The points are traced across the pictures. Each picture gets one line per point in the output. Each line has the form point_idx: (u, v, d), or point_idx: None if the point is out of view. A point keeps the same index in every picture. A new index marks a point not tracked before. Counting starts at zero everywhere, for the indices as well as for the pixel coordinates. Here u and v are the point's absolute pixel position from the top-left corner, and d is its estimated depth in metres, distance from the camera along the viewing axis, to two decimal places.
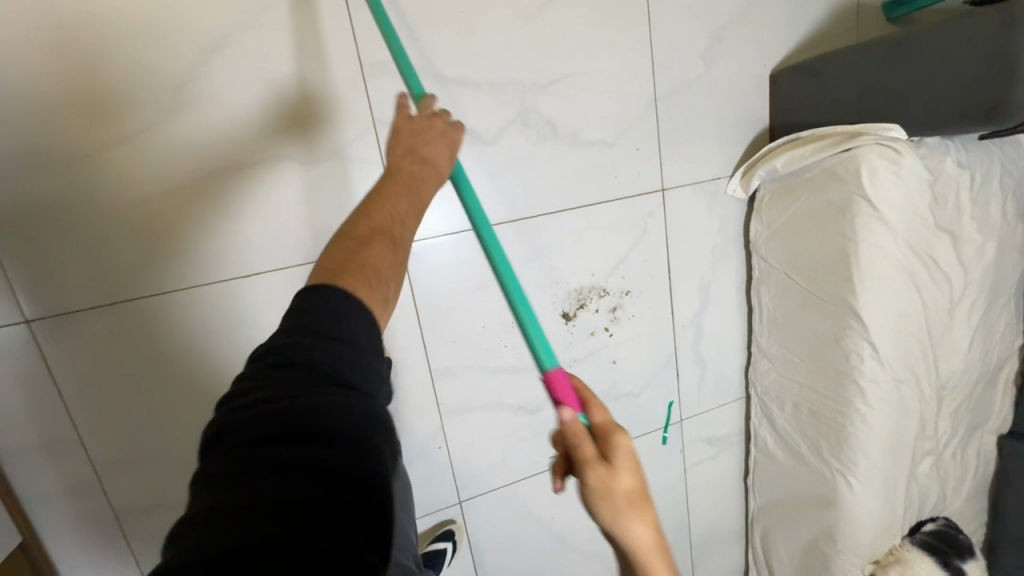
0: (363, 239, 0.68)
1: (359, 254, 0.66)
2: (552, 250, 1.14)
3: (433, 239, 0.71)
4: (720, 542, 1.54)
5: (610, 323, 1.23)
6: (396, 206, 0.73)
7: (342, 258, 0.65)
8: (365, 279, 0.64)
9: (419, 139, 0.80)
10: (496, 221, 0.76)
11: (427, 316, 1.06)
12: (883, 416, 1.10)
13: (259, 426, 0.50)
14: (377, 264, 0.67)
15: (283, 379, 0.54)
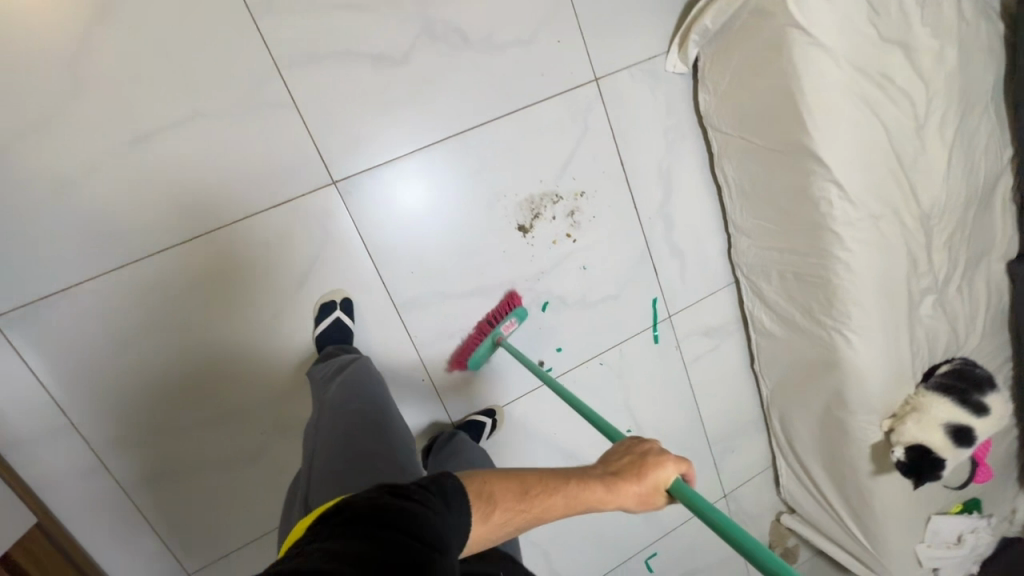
0: (504, 473, 0.63)
1: (510, 500, 0.60)
2: (492, 164, 1.12)
3: (563, 488, 0.61)
4: (740, 435, 1.51)
5: (572, 228, 1.20)
6: (553, 507, 0.61)
7: (498, 486, 0.61)
8: (476, 496, 0.59)
9: (637, 459, 0.65)
10: (652, 476, 0.63)
11: (379, 252, 1.07)
12: (868, 259, 1.04)
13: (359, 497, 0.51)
14: (527, 481, 0.62)
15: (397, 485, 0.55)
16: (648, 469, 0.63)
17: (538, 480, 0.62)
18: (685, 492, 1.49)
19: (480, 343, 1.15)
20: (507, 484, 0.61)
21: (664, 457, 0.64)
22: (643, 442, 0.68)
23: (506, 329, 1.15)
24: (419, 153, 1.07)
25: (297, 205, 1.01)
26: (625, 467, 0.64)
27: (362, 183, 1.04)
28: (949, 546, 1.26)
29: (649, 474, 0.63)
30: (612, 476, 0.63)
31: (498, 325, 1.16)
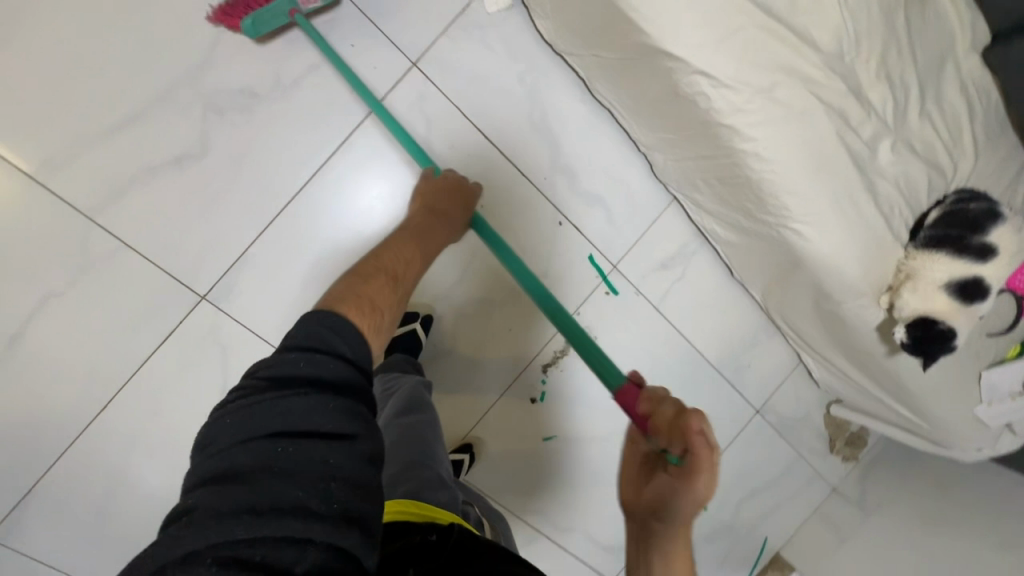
0: (369, 275, 0.72)
1: (367, 306, 0.66)
2: (346, 205, 1.03)
3: (406, 238, 0.82)
4: (751, 347, 1.36)
5: (464, 231, 1.12)
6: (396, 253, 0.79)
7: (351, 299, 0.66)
8: (363, 306, 0.66)
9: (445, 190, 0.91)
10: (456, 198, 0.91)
11: (278, 339, 1.05)
12: (780, 139, 0.85)
13: (288, 450, 0.50)
14: (385, 272, 0.74)
15: (309, 398, 0.53)
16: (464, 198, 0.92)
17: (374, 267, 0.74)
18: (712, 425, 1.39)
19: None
20: (408, 278, 0.78)
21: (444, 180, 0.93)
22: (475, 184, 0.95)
23: (307, 1, 0.90)
24: (266, 229, 1.00)
25: (180, 333, 1.00)
26: (442, 203, 0.90)
27: (230, 285, 1.01)
28: (1016, 395, 1.07)
29: (464, 194, 0.92)
30: (444, 199, 0.90)
31: None
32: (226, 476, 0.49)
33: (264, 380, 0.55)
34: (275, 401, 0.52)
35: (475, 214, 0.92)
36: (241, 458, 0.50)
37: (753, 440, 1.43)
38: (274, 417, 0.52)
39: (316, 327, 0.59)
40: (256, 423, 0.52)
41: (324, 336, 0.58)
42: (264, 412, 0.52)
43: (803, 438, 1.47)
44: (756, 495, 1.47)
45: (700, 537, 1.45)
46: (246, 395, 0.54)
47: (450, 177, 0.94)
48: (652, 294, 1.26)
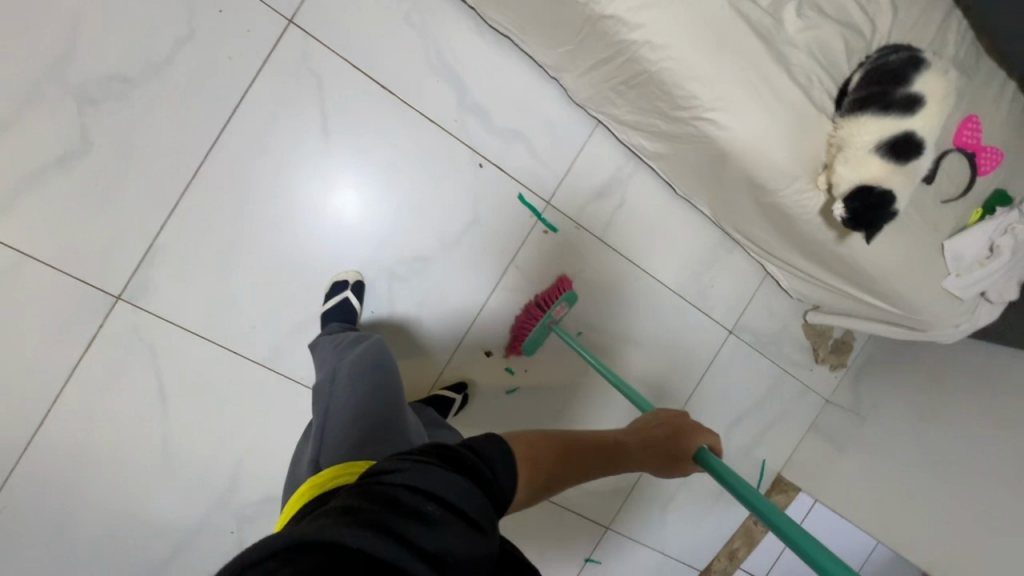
0: (565, 446, 0.55)
1: (559, 458, 0.54)
2: (251, 180, 1.00)
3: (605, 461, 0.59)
4: (710, 266, 1.31)
5: (379, 188, 1.06)
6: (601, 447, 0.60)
7: (538, 443, 0.53)
8: (537, 464, 0.50)
9: (673, 429, 0.70)
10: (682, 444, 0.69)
11: (207, 330, 1.02)
12: (670, 22, 0.79)
13: (436, 519, 0.38)
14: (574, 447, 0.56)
15: (482, 492, 0.42)
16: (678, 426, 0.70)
17: (599, 439, 0.60)
18: (685, 353, 1.34)
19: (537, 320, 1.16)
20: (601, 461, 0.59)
21: (690, 432, 0.70)
22: (706, 432, 0.71)
23: (557, 313, 1.16)
24: (171, 218, 0.97)
25: (103, 338, 0.97)
26: (670, 441, 0.68)
27: (146, 281, 0.98)
28: (983, 261, 1.01)
29: (685, 447, 0.69)
30: (671, 439, 0.68)
31: (551, 309, 1.16)
32: (365, 506, 0.37)
33: (444, 450, 0.44)
34: (449, 476, 0.41)
35: (701, 449, 0.71)
36: (405, 505, 0.37)
37: (732, 362, 1.38)
38: (456, 486, 0.40)
39: (495, 442, 0.48)
40: (434, 479, 0.40)
41: (497, 458, 0.46)
42: (443, 468, 0.42)
43: (783, 353, 1.42)
44: (745, 419, 1.43)
45: (693, 470, 1.40)
46: (438, 452, 0.44)
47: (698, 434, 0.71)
48: (595, 226, 1.21)
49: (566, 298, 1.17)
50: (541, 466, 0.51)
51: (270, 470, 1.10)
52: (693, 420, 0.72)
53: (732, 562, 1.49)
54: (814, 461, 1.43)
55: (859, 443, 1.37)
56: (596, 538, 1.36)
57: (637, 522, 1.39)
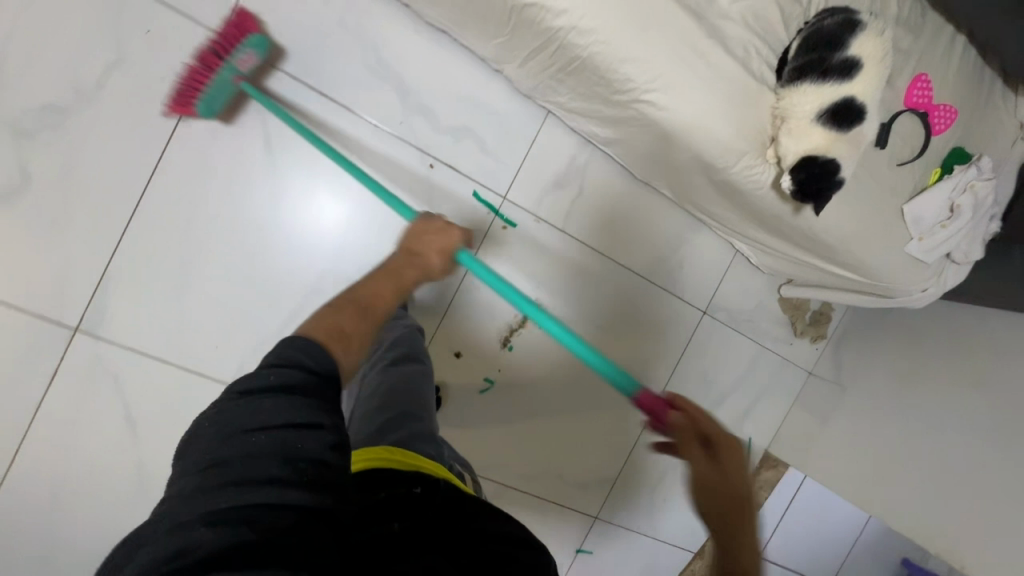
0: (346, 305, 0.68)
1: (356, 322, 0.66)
2: (198, 200, 0.99)
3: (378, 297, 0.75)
4: (678, 248, 1.29)
5: (331, 199, 1.06)
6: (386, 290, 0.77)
7: (345, 323, 0.65)
8: (337, 335, 0.62)
9: (421, 235, 0.88)
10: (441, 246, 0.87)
11: (169, 353, 1.02)
12: (594, 6, 0.78)
13: (256, 444, 0.46)
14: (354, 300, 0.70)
15: (298, 397, 0.50)
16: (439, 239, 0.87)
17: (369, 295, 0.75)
18: (659, 337, 1.33)
19: (216, 71, 0.92)
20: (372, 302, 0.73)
21: (450, 231, 0.89)
22: (457, 232, 0.89)
23: (242, 63, 0.93)
24: (120, 246, 0.97)
25: (65, 369, 0.97)
26: (427, 245, 0.87)
27: (102, 309, 0.98)
28: (945, 222, 0.99)
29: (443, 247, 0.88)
30: (413, 248, 0.87)
31: (228, 57, 0.92)
32: (219, 478, 0.45)
33: (245, 387, 0.51)
34: (244, 407, 0.48)
35: (463, 249, 0.90)
36: (223, 453, 0.46)
37: (708, 343, 1.37)
38: (246, 416, 0.48)
39: (301, 347, 0.54)
40: (259, 425, 0.47)
41: (296, 355, 0.53)
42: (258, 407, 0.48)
43: (761, 329, 1.40)
44: (728, 398, 1.41)
45: (679, 453, 1.40)
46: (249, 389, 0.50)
47: (456, 233, 0.89)
48: (555, 217, 1.19)
49: (252, 44, 0.92)
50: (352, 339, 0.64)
51: None
52: (435, 223, 0.89)
53: None
54: (800, 434, 1.42)
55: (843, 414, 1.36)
56: (585, 528, 1.36)
57: (625, 508, 1.39)
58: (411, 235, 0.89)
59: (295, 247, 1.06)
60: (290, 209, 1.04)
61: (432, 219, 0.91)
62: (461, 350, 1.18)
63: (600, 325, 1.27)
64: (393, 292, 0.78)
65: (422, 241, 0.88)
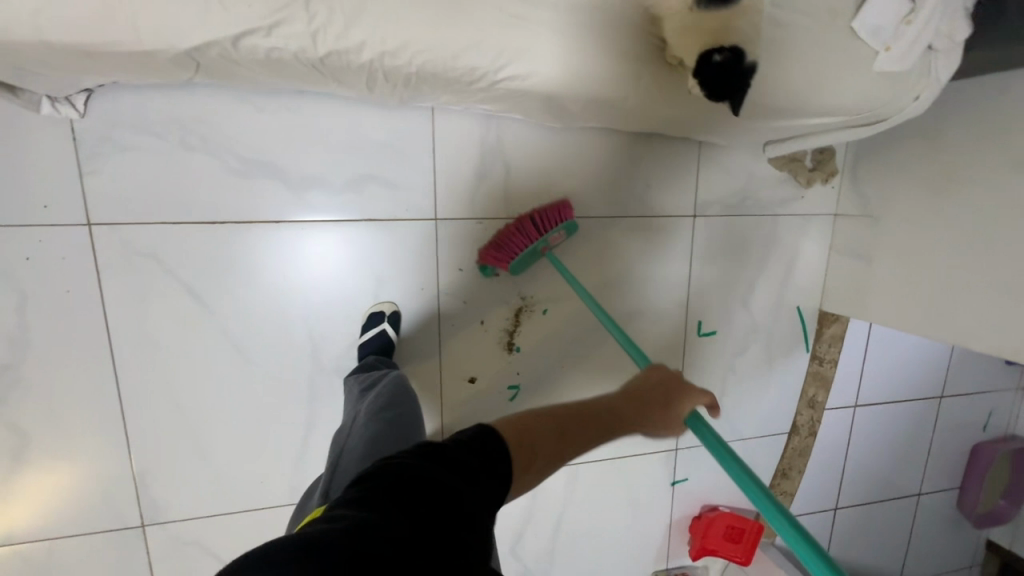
0: (521, 447, 0.58)
1: (547, 442, 0.60)
2: (167, 374, 1.00)
3: (574, 442, 0.62)
4: (636, 170, 1.17)
5: (277, 313, 1.04)
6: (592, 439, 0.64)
7: (539, 439, 0.60)
8: (519, 445, 0.58)
9: (667, 390, 0.73)
10: (666, 412, 0.71)
11: (226, 505, 1.08)
12: (385, 21, 0.65)
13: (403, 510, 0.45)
14: (536, 447, 0.59)
15: (451, 476, 0.50)
16: (669, 397, 0.72)
17: (574, 421, 0.64)
18: (659, 265, 1.24)
19: (534, 241, 1.13)
20: (543, 427, 0.62)
21: (679, 401, 0.72)
22: (701, 393, 0.73)
23: (553, 239, 1.13)
24: (130, 445, 1.01)
25: (155, 558, 1.07)
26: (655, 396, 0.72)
27: (153, 500, 1.04)
28: (908, 17, 0.80)
29: (675, 406, 0.71)
30: (639, 403, 0.71)
31: (547, 236, 1.13)
32: (356, 497, 0.47)
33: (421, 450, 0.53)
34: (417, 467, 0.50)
35: (694, 412, 0.73)
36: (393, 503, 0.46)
37: (714, 241, 1.26)
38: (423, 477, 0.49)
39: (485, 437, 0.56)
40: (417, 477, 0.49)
41: (487, 444, 0.55)
42: (462, 456, 0.53)
43: (764, 200, 1.26)
44: (759, 283, 1.32)
45: (731, 356, 1.34)
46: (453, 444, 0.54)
47: (697, 393, 0.74)
48: (498, 208, 1.11)
49: (564, 228, 1.13)
50: (535, 460, 0.58)
51: None
52: (690, 380, 0.75)
53: (816, 409, 1.45)
54: (848, 283, 1.30)
55: (884, 247, 1.22)
56: (671, 462, 1.36)
57: None
58: (638, 385, 0.74)
59: (274, 364, 1.05)
60: (248, 334, 1.03)
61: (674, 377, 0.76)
62: (474, 375, 1.17)
63: (597, 283, 1.20)
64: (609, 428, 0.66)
65: (663, 375, 0.75)
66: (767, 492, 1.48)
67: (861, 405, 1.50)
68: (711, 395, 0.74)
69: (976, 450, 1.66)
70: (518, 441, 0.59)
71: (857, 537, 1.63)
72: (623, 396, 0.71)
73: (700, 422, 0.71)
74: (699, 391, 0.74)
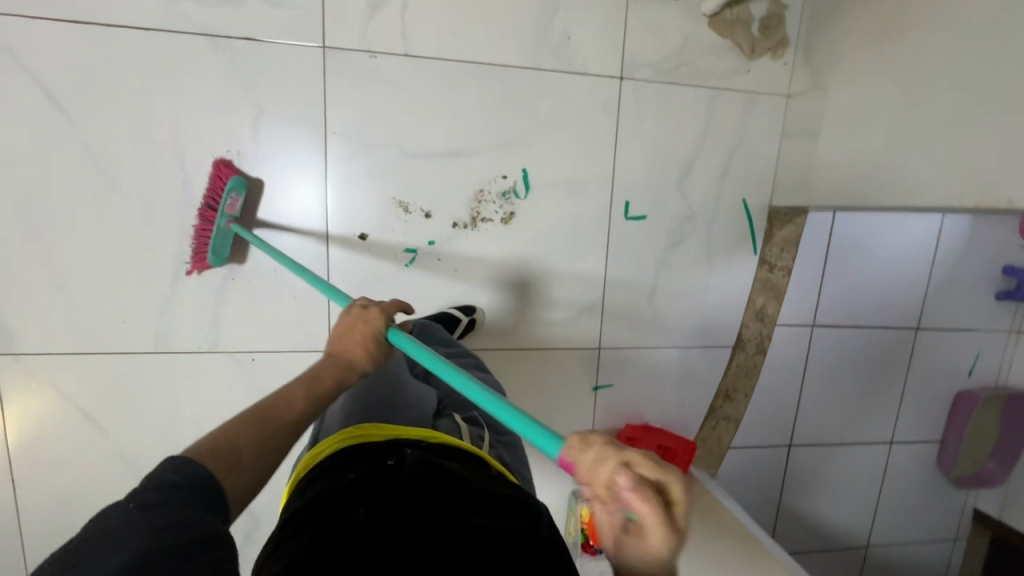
0: (224, 465, 0.56)
1: (225, 460, 0.56)
2: (24, 189, 0.95)
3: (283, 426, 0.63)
4: (554, 18, 1.07)
5: (145, 135, 0.97)
6: (300, 406, 0.66)
7: (241, 437, 0.59)
8: (226, 463, 0.56)
9: (355, 324, 0.75)
10: (358, 337, 0.74)
11: (86, 344, 1.01)
12: None
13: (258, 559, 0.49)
14: (242, 457, 0.58)
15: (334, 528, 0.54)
16: (355, 328, 0.74)
17: (259, 413, 0.63)
18: (581, 131, 1.12)
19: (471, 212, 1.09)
20: (237, 429, 0.60)
21: (371, 313, 0.76)
22: (390, 310, 0.76)
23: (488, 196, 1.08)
24: None
25: (5, 394, 1.00)
26: (350, 342, 0.74)
27: (4, 327, 0.98)
28: None
29: (370, 335, 0.74)
30: (319, 380, 0.70)
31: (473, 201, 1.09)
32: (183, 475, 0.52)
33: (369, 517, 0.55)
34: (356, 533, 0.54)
35: (394, 327, 0.74)
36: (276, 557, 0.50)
37: (645, 111, 1.14)
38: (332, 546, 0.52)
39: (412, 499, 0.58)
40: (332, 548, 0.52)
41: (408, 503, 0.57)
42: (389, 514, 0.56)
43: (703, 70, 1.14)
44: (699, 166, 1.19)
45: (665, 248, 1.21)
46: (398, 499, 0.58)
47: (383, 314, 0.76)
48: (394, 45, 1.02)
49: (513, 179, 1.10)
50: (239, 460, 0.57)
51: None
52: (387, 302, 0.78)
53: (764, 322, 1.30)
54: (798, 168, 1.17)
55: (834, 119, 1.08)
56: (594, 364, 1.22)
57: (630, 331, 1.23)
58: (342, 333, 0.75)
59: (138, 189, 0.98)
60: (112, 152, 0.96)
61: (376, 304, 0.79)
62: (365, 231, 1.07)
63: (507, 143, 1.09)
64: (310, 395, 0.68)
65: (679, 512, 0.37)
66: (708, 416, 1.33)
67: (819, 325, 1.34)
68: (402, 300, 0.81)
69: (959, 396, 1.47)
70: (222, 454, 0.57)
71: (817, 484, 1.46)
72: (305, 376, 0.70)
73: (391, 332, 0.73)
74: (387, 306, 0.78)
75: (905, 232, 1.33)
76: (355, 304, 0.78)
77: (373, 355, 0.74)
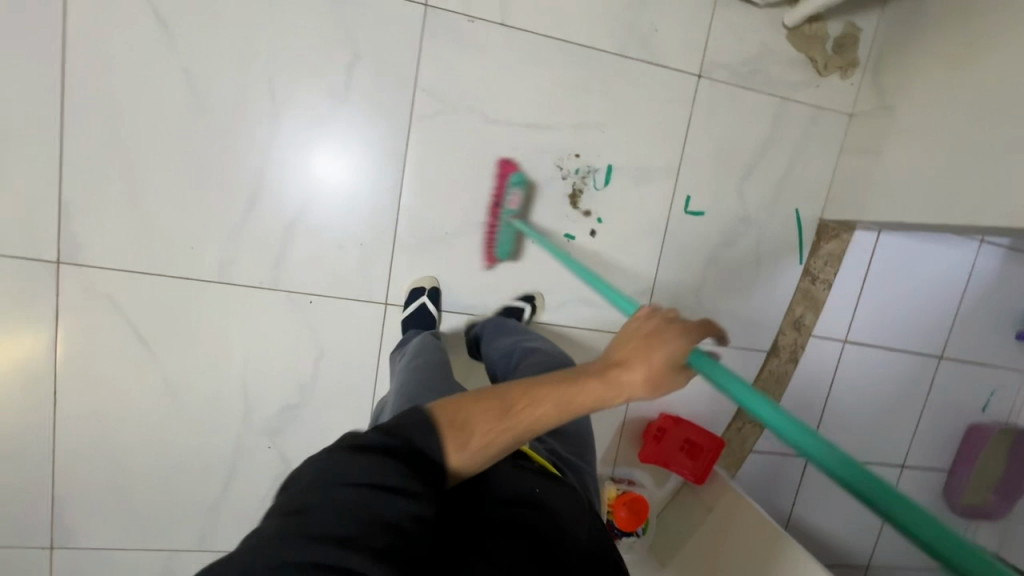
0: (452, 440, 0.55)
1: (476, 438, 0.55)
2: (116, 101, 0.96)
3: (526, 417, 0.57)
4: (645, 9, 1.11)
5: (242, 65, 0.98)
6: (532, 412, 0.57)
7: (472, 426, 0.56)
8: (457, 428, 0.55)
9: (649, 335, 0.59)
10: (648, 356, 0.57)
11: (151, 264, 1.01)
12: None
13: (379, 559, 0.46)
14: (472, 440, 0.55)
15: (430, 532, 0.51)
16: (649, 342, 0.58)
17: (494, 401, 0.57)
18: (655, 121, 1.16)
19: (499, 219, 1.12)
20: (481, 426, 0.56)
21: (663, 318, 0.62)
22: (700, 333, 0.58)
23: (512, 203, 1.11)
24: (62, 170, 0.96)
25: (62, 305, 0.99)
26: (636, 356, 0.58)
27: (74, 234, 0.98)
28: None
29: (657, 356, 0.57)
30: (614, 368, 0.59)
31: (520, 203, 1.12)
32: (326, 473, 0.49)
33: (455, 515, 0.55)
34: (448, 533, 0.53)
35: (696, 349, 0.59)
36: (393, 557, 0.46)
37: (717, 111, 1.18)
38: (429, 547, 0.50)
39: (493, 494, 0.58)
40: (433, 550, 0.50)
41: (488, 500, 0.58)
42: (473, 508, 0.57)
43: (776, 80, 1.19)
44: (759, 171, 1.23)
45: (718, 246, 1.24)
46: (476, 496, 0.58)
47: (686, 336, 0.58)
48: (492, 12, 1.05)
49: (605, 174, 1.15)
50: (469, 443, 0.55)
51: (274, 381, 1.10)
52: (689, 320, 0.60)
53: (801, 331, 1.32)
54: (854, 185, 1.21)
55: (896, 140, 1.14)
56: None
57: None
58: (633, 334, 0.61)
59: (227, 118, 1.00)
60: (209, 78, 0.98)
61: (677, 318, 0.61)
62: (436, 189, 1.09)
63: (584, 122, 1.13)
64: (550, 402, 0.57)
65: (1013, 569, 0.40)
66: (735, 416, 1.36)
67: (851, 342, 1.38)
68: (712, 330, 0.59)
69: (971, 430, 1.52)
70: (457, 413, 0.56)
71: (828, 500, 1.49)
72: (598, 368, 0.59)
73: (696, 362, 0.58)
74: (677, 329, 0.58)
75: (941, 262, 1.38)
76: (662, 315, 0.61)
77: (677, 386, 0.59)
